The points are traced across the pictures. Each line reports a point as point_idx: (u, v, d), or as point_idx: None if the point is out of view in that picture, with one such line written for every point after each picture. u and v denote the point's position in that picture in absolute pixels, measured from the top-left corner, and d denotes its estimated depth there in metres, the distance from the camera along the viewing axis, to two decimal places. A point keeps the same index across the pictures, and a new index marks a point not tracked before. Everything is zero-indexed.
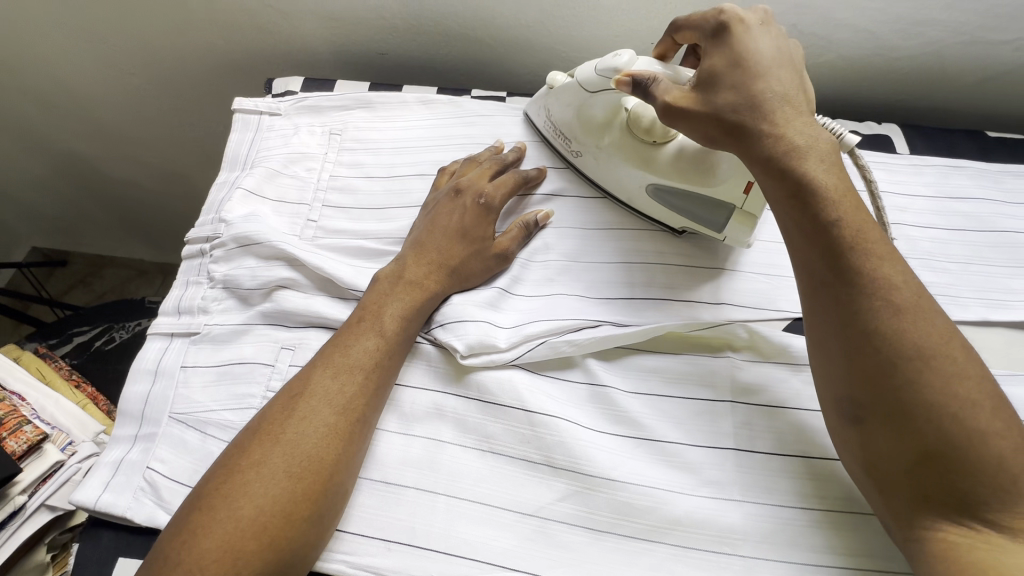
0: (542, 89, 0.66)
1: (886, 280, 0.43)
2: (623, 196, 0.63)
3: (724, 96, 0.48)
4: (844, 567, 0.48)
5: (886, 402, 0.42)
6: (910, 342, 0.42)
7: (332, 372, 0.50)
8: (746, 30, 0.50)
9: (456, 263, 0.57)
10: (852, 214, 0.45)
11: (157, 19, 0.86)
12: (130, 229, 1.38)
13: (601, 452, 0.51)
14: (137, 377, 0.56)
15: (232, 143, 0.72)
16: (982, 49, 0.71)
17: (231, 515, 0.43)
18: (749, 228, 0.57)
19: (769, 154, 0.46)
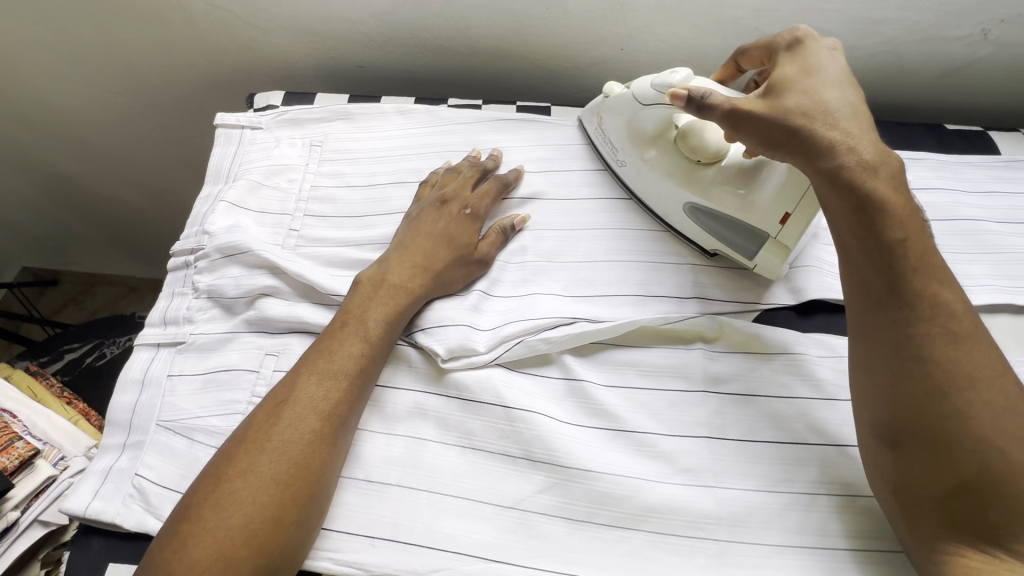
0: (597, 98, 0.69)
1: (946, 308, 0.46)
2: (660, 211, 0.65)
3: (797, 101, 0.48)
4: (813, 546, 0.50)
5: (934, 429, 0.44)
6: (962, 370, 0.45)
7: (317, 380, 0.51)
8: (818, 50, 0.52)
9: (439, 268, 0.59)
10: (916, 239, 0.46)
11: (142, 38, 0.88)
12: (119, 246, 1.39)
13: (577, 444, 0.53)
14: (124, 387, 0.57)
15: (214, 157, 0.73)
16: (937, 46, 0.74)
17: (221, 524, 0.44)
18: (781, 258, 0.58)
19: (838, 164, 0.47)
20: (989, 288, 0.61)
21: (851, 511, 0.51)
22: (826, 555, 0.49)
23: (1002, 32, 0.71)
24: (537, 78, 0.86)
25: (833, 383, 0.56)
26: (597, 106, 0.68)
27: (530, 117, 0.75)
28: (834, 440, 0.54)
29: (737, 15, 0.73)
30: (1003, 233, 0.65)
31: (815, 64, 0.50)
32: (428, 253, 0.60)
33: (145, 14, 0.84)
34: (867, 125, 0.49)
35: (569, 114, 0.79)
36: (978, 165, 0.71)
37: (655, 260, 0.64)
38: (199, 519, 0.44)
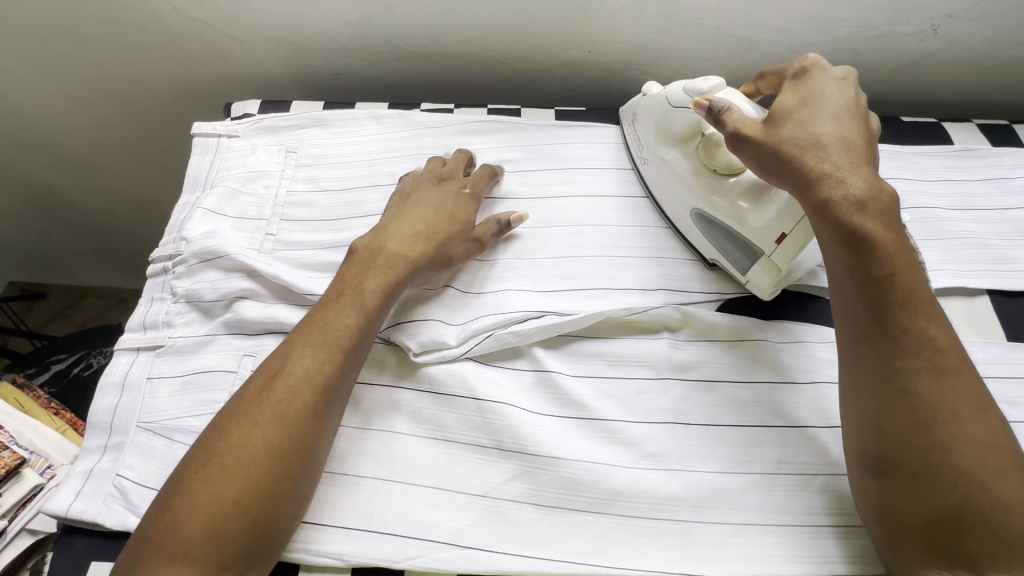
0: (636, 96, 0.70)
1: (932, 341, 0.47)
2: (671, 213, 0.66)
3: (790, 130, 0.50)
4: (774, 523, 0.51)
5: (917, 461, 0.45)
6: (946, 405, 0.46)
7: (312, 351, 0.52)
8: (819, 79, 0.53)
9: (440, 237, 0.62)
10: (904, 274, 0.46)
11: (121, 50, 0.90)
12: (108, 258, 1.41)
13: (546, 433, 0.55)
14: (104, 391, 0.59)
15: (191, 165, 0.75)
16: (890, 42, 0.76)
17: (214, 497, 0.45)
18: (772, 277, 0.58)
19: (825, 198, 0.48)
20: (943, 272, 0.64)
21: (810, 489, 0.53)
22: (787, 532, 0.51)
23: (950, 27, 0.74)
24: (508, 81, 0.88)
25: (793, 367, 0.58)
26: (636, 104, 0.70)
27: (500, 119, 0.77)
28: (794, 421, 0.56)
29: (698, 16, 0.75)
30: (955, 220, 0.68)
31: (815, 95, 0.52)
32: (430, 224, 0.62)
33: (123, 26, 0.86)
34: (862, 160, 0.49)
35: (539, 115, 0.81)
36: (932, 155, 0.73)
37: (622, 254, 0.66)
38: (189, 495, 0.46)
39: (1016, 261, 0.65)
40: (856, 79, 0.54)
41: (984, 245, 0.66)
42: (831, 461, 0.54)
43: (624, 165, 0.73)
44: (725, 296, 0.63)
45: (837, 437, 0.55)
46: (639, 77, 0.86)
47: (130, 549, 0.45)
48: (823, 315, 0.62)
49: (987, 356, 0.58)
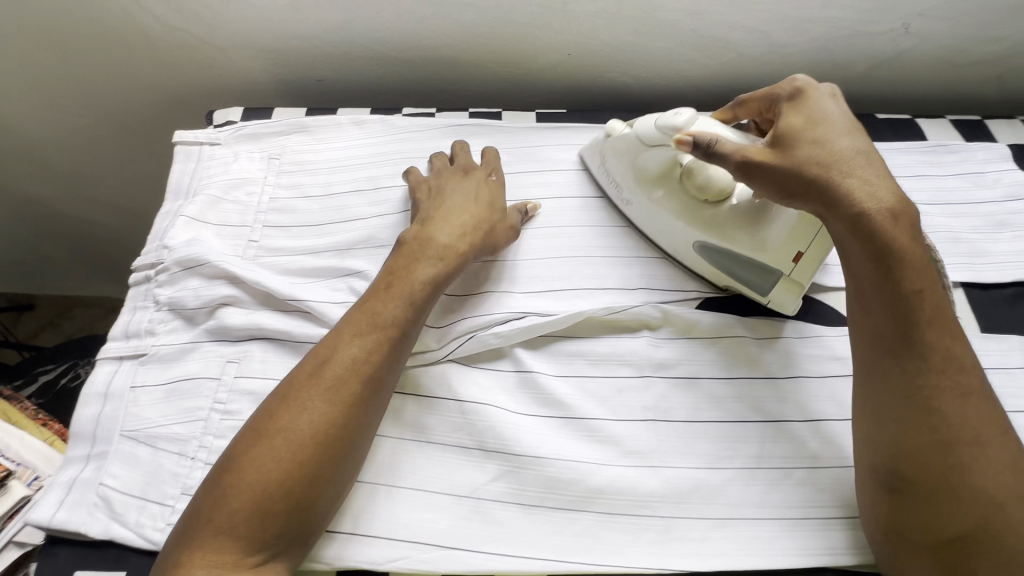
0: (599, 135, 0.68)
1: (956, 361, 0.48)
2: (669, 249, 0.65)
3: (809, 150, 0.50)
4: (755, 517, 0.52)
5: (936, 479, 0.46)
6: (969, 426, 0.46)
7: (359, 340, 0.52)
8: (818, 95, 0.53)
9: (488, 227, 0.62)
10: (928, 288, 0.48)
11: (103, 58, 0.90)
12: (97, 268, 1.40)
13: (528, 432, 0.55)
14: (87, 400, 0.58)
15: (174, 174, 0.75)
16: (863, 40, 0.78)
17: (259, 477, 0.46)
18: (795, 295, 0.59)
19: (858, 215, 0.48)
20: None
21: (789, 482, 0.54)
22: (767, 525, 0.52)
23: (921, 25, 0.75)
24: (490, 85, 0.89)
25: (771, 363, 0.59)
26: (600, 143, 0.68)
27: (482, 122, 0.78)
28: (772, 416, 0.57)
29: (674, 18, 0.76)
30: (928, 215, 0.69)
31: (820, 115, 0.52)
32: (473, 213, 0.63)
33: (104, 35, 0.86)
34: (881, 171, 0.50)
35: (520, 118, 0.82)
36: (906, 151, 0.75)
37: (603, 255, 0.67)
38: (237, 472, 0.47)
39: (989, 254, 0.66)
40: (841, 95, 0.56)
41: (957, 238, 0.67)
42: (809, 455, 0.55)
43: None
44: (704, 293, 0.64)
45: (815, 431, 0.56)
46: (619, 79, 0.87)
47: (174, 540, 0.46)
48: (801, 311, 0.63)
49: None
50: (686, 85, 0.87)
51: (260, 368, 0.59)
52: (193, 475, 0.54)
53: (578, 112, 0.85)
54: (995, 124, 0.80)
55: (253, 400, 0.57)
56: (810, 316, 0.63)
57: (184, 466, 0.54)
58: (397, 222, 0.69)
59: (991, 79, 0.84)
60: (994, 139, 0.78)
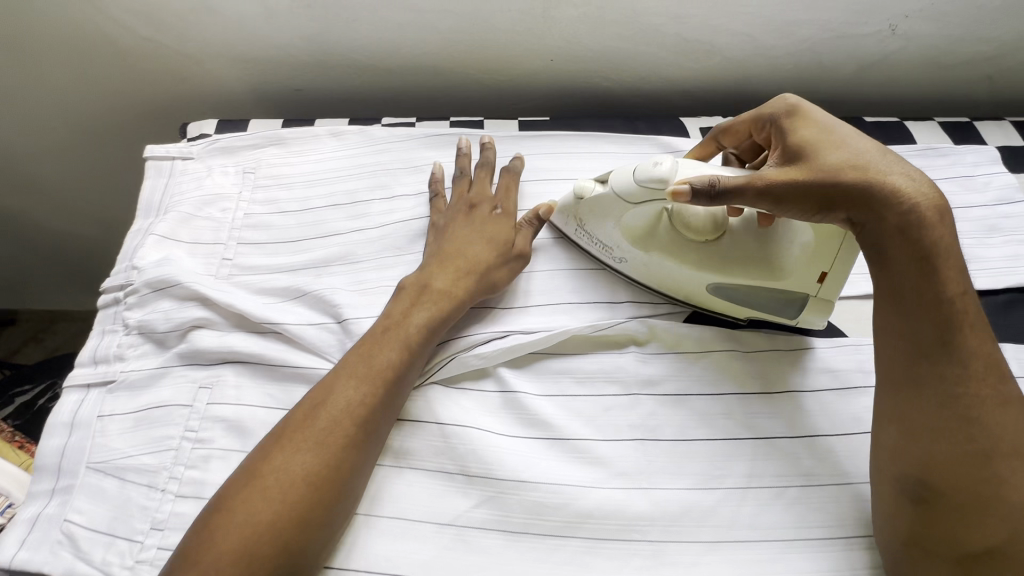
0: (568, 198, 0.63)
1: (996, 368, 0.47)
2: (681, 295, 0.62)
3: (837, 156, 0.49)
4: (747, 540, 0.50)
5: (968, 490, 0.45)
6: (1006, 438, 0.45)
7: (356, 382, 0.51)
8: (818, 112, 0.54)
9: (483, 269, 0.59)
10: (962, 292, 0.47)
11: (73, 70, 0.87)
12: (80, 281, 1.32)
13: (513, 456, 0.53)
14: (53, 431, 0.56)
15: (145, 190, 0.73)
16: (850, 42, 0.76)
17: (253, 514, 0.44)
18: (825, 314, 0.58)
19: (905, 216, 0.47)
20: None
21: (781, 502, 0.52)
22: (760, 548, 0.50)
23: (908, 26, 0.74)
24: (471, 92, 0.86)
25: (761, 377, 0.58)
26: (574, 207, 0.63)
27: (463, 131, 0.76)
28: (763, 433, 0.55)
29: (657, 22, 0.75)
30: None
31: (830, 125, 0.52)
32: (469, 257, 0.60)
33: (74, 46, 0.83)
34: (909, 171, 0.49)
35: (502, 127, 0.80)
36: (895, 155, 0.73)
37: (588, 269, 0.65)
38: (229, 511, 0.45)
39: (981, 260, 0.65)
40: None
41: None
42: (802, 473, 0.53)
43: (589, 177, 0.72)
44: (692, 306, 0.62)
45: (808, 447, 0.54)
46: (603, 84, 0.85)
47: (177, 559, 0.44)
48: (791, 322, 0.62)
49: None
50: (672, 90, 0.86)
51: (233, 393, 0.56)
52: (162, 508, 0.51)
53: (562, 119, 0.83)
54: (985, 125, 0.79)
55: (226, 427, 0.55)
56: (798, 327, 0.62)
57: (154, 499, 0.52)
58: (376, 237, 0.67)
59: (980, 80, 0.83)
60: (984, 141, 0.77)
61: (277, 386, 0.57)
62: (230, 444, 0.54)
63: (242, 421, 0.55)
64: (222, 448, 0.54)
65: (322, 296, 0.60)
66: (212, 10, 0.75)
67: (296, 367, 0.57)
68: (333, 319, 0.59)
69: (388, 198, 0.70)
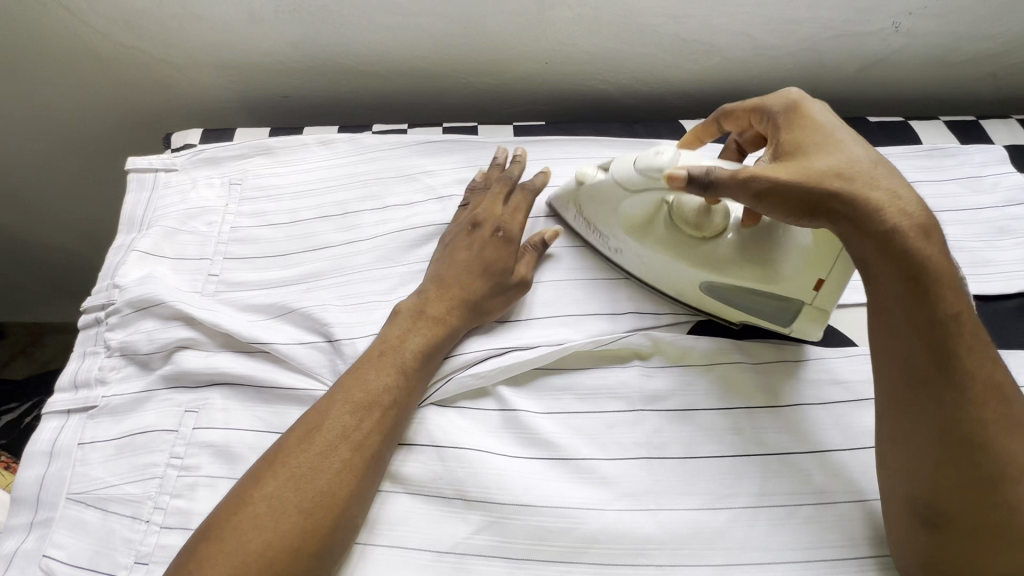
0: (568, 184, 0.63)
1: (997, 390, 0.44)
2: (671, 291, 0.60)
3: (825, 161, 0.46)
4: (761, 563, 0.48)
5: (976, 514, 0.43)
6: (1013, 460, 0.43)
7: (352, 410, 0.48)
8: (816, 114, 0.51)
9: (477, 297, 0.57)
10: (964, 310, 0.44)
11: (53, 81, 0.84)
12: (72, 294, 1.29)
13: (514, 478, 0.51)
14: (31, 461, 0.54)
15: (127, 204, 0.70)
16: (852, 41, 0.75)
17: (242, 547, 0.42)
18: (818, 321, 0.55)
19: (887, 231, 0.44)
20: None
21: (795, 522, 0.50)
22: (774, 570, 0.48)
23: (911, 24, 0.73)
24: (464, 97, 0.84)
25: (769, 390, 0.55)
26: (573, 194, 0.63)
27: (457, 138, 0.74)
28: (773, 448, 0.53)
29: (654, 22, 0.72)
30: None
31: (823, 129, 0.49)
32: (463, 284, 0.57)
33: (53, 56, 0.81)
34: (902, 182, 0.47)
35: (496, 132, 0.78)
36: (901, 156, 0.72)
37: (588, 279, 0.63)
38: (218, 540, 0.42)
39: (992, 263, 0.63)
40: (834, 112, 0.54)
41: (958, 247, 0.64)
42: (815, 490, 0.51)
43: None
44: (697, 318, 0.60)
45: (820, 463, 0.52)
46: (600, 87, 0.83)
47: None
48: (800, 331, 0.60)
49: None
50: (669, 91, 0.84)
51: (220, 418, 0.54)
52: (146, 541, 0.49)
53: (557, 124, 0.81)
54: (991, 124, 0.77)
55: (213, 453, 0.52)
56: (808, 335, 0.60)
57: (138, 531, 0.49)
58: (368, 250, 0.64)
59: (985, 78, 0.81)
60: (990, 140, 0.75)
61: (265, 408, 0.54)
62: (217, 471, 0.51)
63: (229, 447, 0.52)
64: (209, 475, 0.51)
65: (311, 313, 0.58)
66: (195, 16, 0.73)
67: (286, 389, 0.55)
68: (324, 338, 0.57)
69: (380, 208, 0.68)
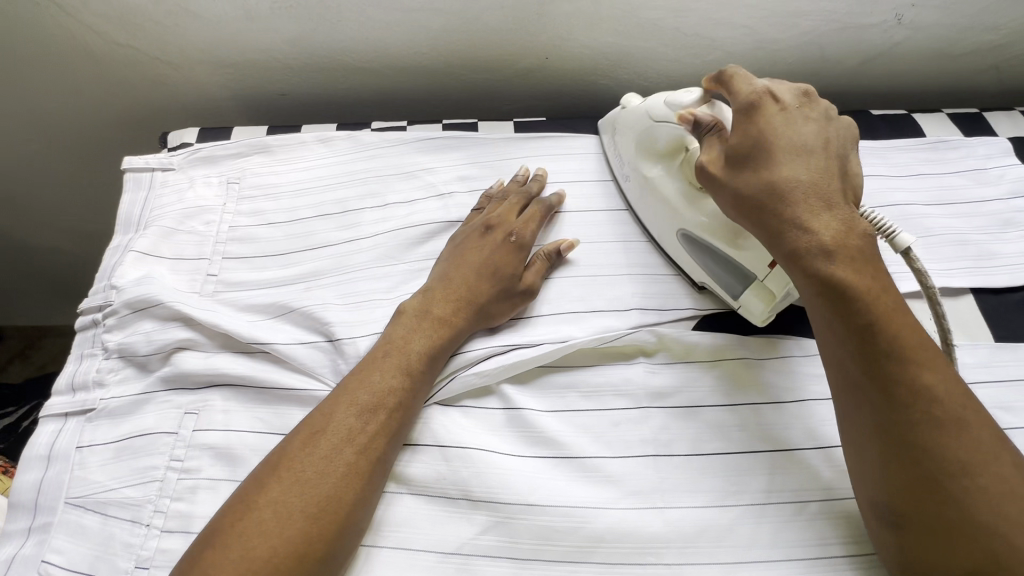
0: (613, 110, 0.69)
1: (923, 389, 0.42)
2: (655, 234, 0.63)
3: (749, 177, 0.49)
4: (770, 561, 0.47)
5: (930, 514, 0.41)
6: (954, 456, 0.41)
7: (357, 412, 0.48)
8: (776, 114, 0.51)
9: (483, 301, 0.56)
10: (886, 321, 0.43)
11: (47, 81, 0.83)
12: (68, 296, 1.28)
13: (519, 477, 0.50)
14: (29, 465, 0.53)
15: (124, 205, 0.69)
16: (855, 33, 0.74)
17: (245, 553, 0.41)
18: (767, 303, 0.54)
19: (791, 246, 0.46)
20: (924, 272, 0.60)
21: (805, 519, 0.49)
22: (784, 568, 0.47)
23: (914, 16, 0.72)
24: (464, 93, 0.84)
25: (775, 386, 0.55)
26: (614, 119, 0.68)
27: (457, 134, 0.73)
28: (781, 444, 0.52)
29: (655, 16, 0.72)
30: (932, 216, 0.65)
31: (765, 137, 0.50)
32: (470, 286, 0.57)
33: (46, 55, 0.80)
34: (830, 197, 0.47)
35: (497, 129, 0.77)
36: (905, 149, 0.71)
37: (592, 275, 0.62)
38: (221, 547, 0.41)
39: (998, 256, 0.62)
40: (813, 101, 0.52)
41: (965, 240, 0.63)
42: (823, 486, 0.50)
43: (589, 178, 0.70)
44: (702, 313, 0.59)
45: (828, 458, 0.51)
46: (601, 82, 0.82)
47: None
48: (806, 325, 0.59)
49: (977, 360, 0.55)
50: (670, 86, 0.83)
51: (221, 419, 0.53)
52: (147, 545, 0.48)
53: (558, 120, 0.81)
54: (994, 116, 0.77)
55: (214, 456, 0.52)
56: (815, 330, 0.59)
57: (138, 535, 0.49)
58: (368, 248, 0.64)
59: (987, 70, 0.81)
60: (994, 132, 0.75)
61: (266, 409, 0.54)
62: (218, 474, 0.51)
63: (231, 448, 0.52)
64: (210, 478, 0.51)
65: (312, 313, 0.57)
66: (190, 13, 0.72)
67: (287, 389, 0.54)
68: (325, 337, 0.56)
69: (380, 206, 0.67)
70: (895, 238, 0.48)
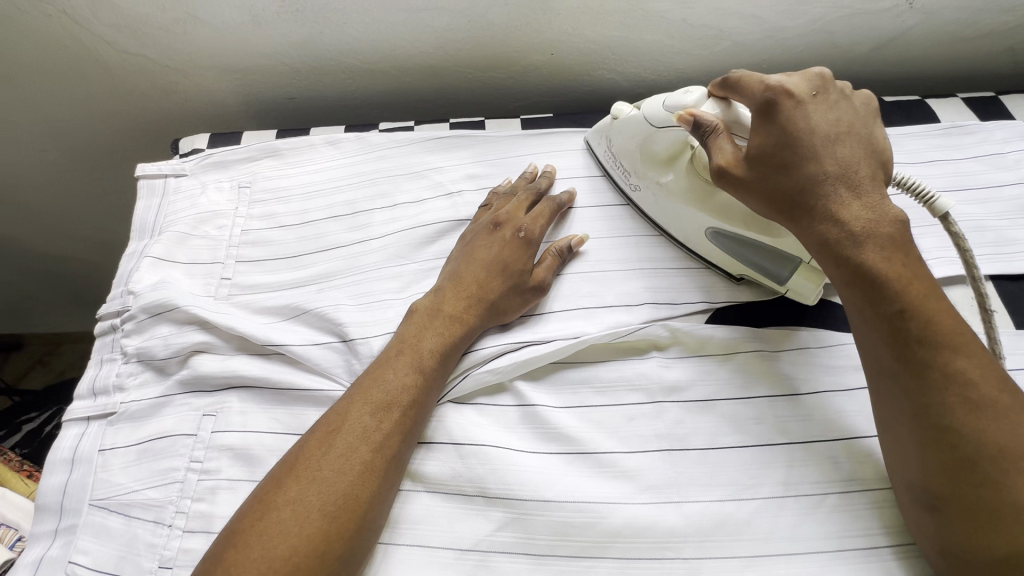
0: (604, 119, 0.66)
1: (959, 373, 0.42)
2: (680, 236, 0.62)
3: (779, 171, 0.49)
4: (791, 554, 0.47)
5: (970, 497, 0.41)
6: (990, 439, 0.40)
7: (373, 409, 0.48)
8: (802, 103, 0.50)
9: (493, 297, 0.56)
10: (922, 306, 0.43)
11: (60, 91, 0.85)
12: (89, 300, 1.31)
13: (533, 474, 0.50)
14: (53, 468, 0.54)
15: (138, 212, 0.70)
16: (865, 19, 0.73)
17: (268, 554, 0.41)
18: (815, 283, 0.55)
19: (822, 238, 0.47)
20: (940, 260, 0.59)
21: (823, 511, 0.48)
22: (805, 561, 0.46)
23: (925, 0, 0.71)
24: (469, 91, 0.84)
25: (792, 377, 0.54)
26: (605, 128, 0.66)
27: (464, 134, 0.73)
28: (798, 437, 0.52)
29: (662, 8, 0.71)
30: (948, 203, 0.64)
31: (791, 128, 0.49)
32: (480, 283, 0.57)
33: (58, 66, 0.81)
34: (858, 186, 0.47)
35: (504, 126, 0.78)
36: (920, 135, 0.70)
37: (603, 270, 0.62)
38: (247, 549, 0.42)
39: (1017, 242, 0.61)
40: (830, 84, 0.51)
41: (982, 227, 0.62)
42: (843, 478, 0.49)
43: (600, 172, 0.69)
44: (716, 306, 0.59)
45: (847, 450, 0.51)
46: (607, 76, 0.82)
47: None
48: (821, 317, 0.58)
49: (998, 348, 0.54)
50: (678, 78, 0.83)
51: (239, 420, 0.54)
52: (170, 545, 0.49)
53: (565, 115, 0.81)
54: (1010, 100, 0.75)
55: (233, 457, 0.52)
56: (832, 320, 0.58)
57: (161, 535, 0.49)
58: (378, 248, 0.64)
59: (1001, 52, 0.79)
60: (1010, 114, 0.73)
61: (282, 410, 0.54)
62: (237, 474, 0.51)
63: (249, 449, 0.52)
64: (229, 479, 0.51)
65: (324, 313, 0.57)
66: (198, 20, 0.72)
67: (303, 390, 0.55)
68: (338, 338, 0.56)
69: (390, 207, 0.67)
70: (934, 202, 0.50)
